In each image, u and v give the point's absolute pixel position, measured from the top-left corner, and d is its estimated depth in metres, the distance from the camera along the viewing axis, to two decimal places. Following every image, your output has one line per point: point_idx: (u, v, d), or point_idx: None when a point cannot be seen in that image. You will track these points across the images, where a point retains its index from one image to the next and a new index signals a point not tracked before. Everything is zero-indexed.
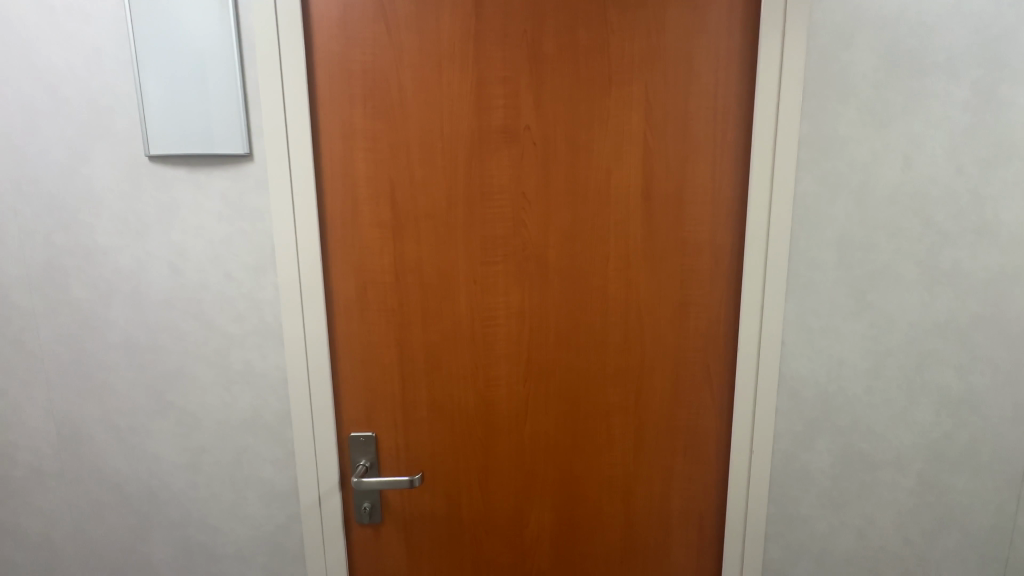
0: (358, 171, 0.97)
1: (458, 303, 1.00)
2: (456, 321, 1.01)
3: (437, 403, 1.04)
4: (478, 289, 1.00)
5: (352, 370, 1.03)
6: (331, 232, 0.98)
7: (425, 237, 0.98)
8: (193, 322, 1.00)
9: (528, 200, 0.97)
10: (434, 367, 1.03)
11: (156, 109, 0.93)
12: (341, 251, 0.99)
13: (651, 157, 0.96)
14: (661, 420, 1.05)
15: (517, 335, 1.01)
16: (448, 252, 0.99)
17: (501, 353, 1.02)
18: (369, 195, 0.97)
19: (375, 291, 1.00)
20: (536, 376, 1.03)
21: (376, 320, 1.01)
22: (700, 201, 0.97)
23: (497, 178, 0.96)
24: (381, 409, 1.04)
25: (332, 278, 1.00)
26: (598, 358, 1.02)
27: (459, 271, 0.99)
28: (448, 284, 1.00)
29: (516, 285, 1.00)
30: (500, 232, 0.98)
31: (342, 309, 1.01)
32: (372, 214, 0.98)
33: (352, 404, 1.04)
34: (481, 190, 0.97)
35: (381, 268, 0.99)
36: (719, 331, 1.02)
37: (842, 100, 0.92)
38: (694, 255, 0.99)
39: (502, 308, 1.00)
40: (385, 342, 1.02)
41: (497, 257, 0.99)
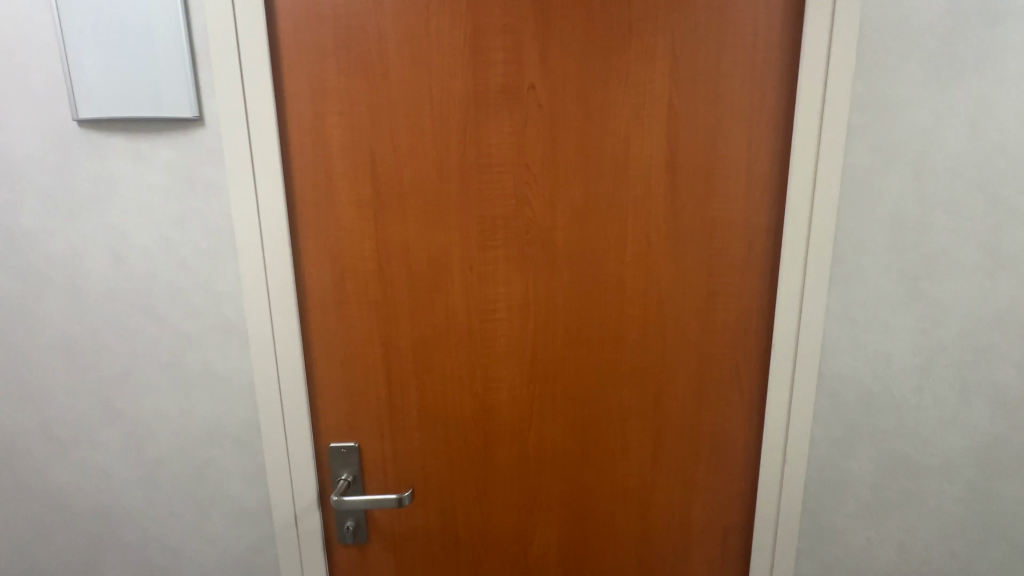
0: (330, 138, 0.82)
1: (452, 294, 0.87)
2: (449, 315, 0.87)
3: (429, 408, 0.91)
4: (475, 278, 0.86)
5: (330, 372, 0.89)
6: (302, 212, 0.84)
7: (413, 217, 0.84)
8: (141, 318, 0.85)
9: (533, 173, 0.83)
10: (426, 368, 0.89)
11: (85, 63, 0.77)
12: (313, 235, 0.84)
13: (676, 122, 0.82)
14: (682, 425, 0.93)
15: (519, 331, 0.88)
16: (439, 234, 0.84)
17: (502, 351, 0.89)
18: (345, 166, 0.82)
19: (355, 281, 0.86)
20: (542, 376, 0.90)
21: (358, 315, 0.87)
22: (733, 175, 0.84)
23: (497, 148, 0.82)
24: (364, 416, 0.91)
25: (304, 265, 0.85)
26: (613, 355, 0.89)
27: (453, 257, 0.85)
28: (440, 273, 0.86)
29: (519, 272, 0.86)
30: (500, 211, 0.84)
31: (316, 301, 0.87)
32: (349, 191, 0.83)
33: (330, 410, 0.91)
34: (477, 162, 0.82)
35: (360, 255, 0.85)
36: (750, 324, 0.89)
37: (902, 53, 0.78)
38: (724, 238, 0.86)
39: (503, 300, 0.87)
40: (367, 340, 0.88)
41: (497, 241, 0.85)
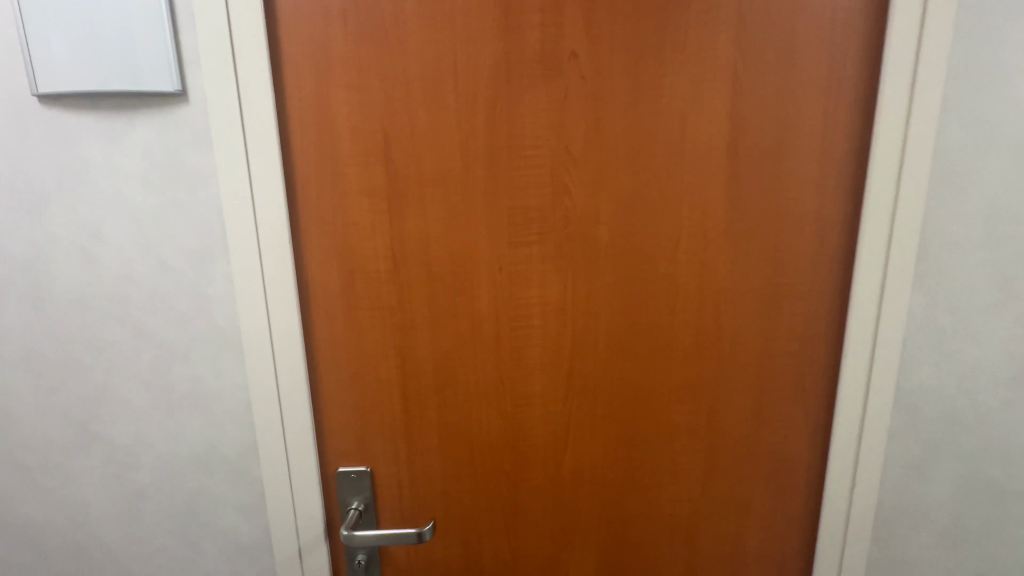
0: (336, 117, 0.70)
1: (479, 299, 0.75)
2: (475, 323, 0.76)
3: (450, 428, 0.80)
4: (505, 280, 0.74)
5: (338, 388, 0.78)
6: (304, 204, 0.72)
7: (432, 210, 0.72)
8: (118, 328, 0.74)
9: (573, 158, 0.71)
10: (448, 384, 0.78)
11: (42, 27, 0.65)
12: (317, 230, 0.73)
13: (740, 98, 0.70)
14: (737, 444, 0.82)
15: (555, 340, 0.77)
16: (463, 230, 0.73)
17: (535, 363, 0.77)
18: (353, 150, 0.70)
19: (366, 284, 0.74)
20: (581, 391, 0.79)
21: (369, 323, 0.76)
22: (804, 159, 0.72)
23: (531, 128, 0.70)
24: (377, 437, 0.80)
25: (307, 265, 0.74)
26: (661, 367, 0.78)
27: (479, 256, 0.74)
28: (464, 275, 0.74)
29: (555, 273, 0.74)
30: (534, 202, 0.72)
31: (321, 307, 0.75)
32: (358, 179, 0.71)
33: (338, 430, 0.80)
34: (508, 145, 0.71)
35: (372, 254, 0.73)
36: (818, 330, 0.78)
37: (1009, 14, 0.66)
38: (792, 232, 0.74)
39: (536, 305, 0.75)
40: (380, 351, 0.77)
41: (531, 237, 0.73)
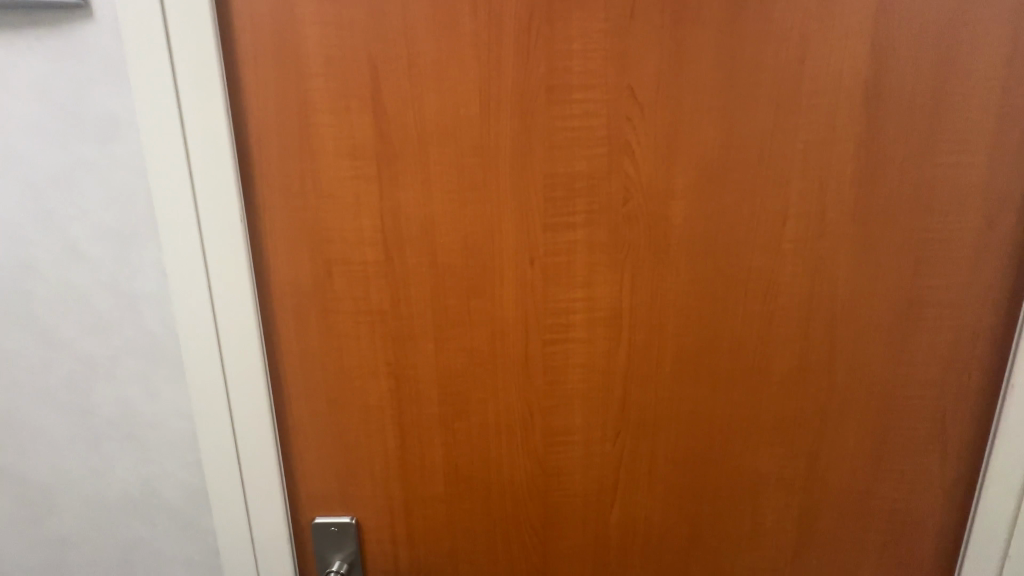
0: (303, 40, 0.49)
1: (502, 301, 0.55)
2: (497, 333, 0.56)
3: (461, 471, 0.60)
4: (539, 275, 0.54)
5: (312, 417, 0.58)
6: (261, 167, 0.52)
7: (439, 175, 0.52)
8: (17, 334, 0.55)
9: (641, 104, 0.50)
10: (458, 413, 0.58)
11: None
12: (280, 204, 0.52)
13: (888, 16, 0.48)
14: (846, 501, 0.61)
15: (604, 357, 0.57)
16: (481, 205, 0.52)
17: (576, 388, 0.57)
18: (327, 88, 0.50)
19: (347, 279, 0.54)
20: (637, 426, 0.59)
21: (353, 331, 0.56)
22: (973, 107, 0.50)
23: (581, 59, 0.49)
24: (364, 480, 0.60)
25: (268, 253, 0.54)
26: (749, 396, 0.58)
27: (504, 242, 0.53)
28: (482, 268, 0.54)
29: (608, 268, 0.54)
30: (582, 166, 0.51)
31: (288, 309, 0.55)
32: (334, 131, 0.51)
33: (313, 472, 0.60)
34: (548, 83, 0.49)
35: (355, 238, 0.53)
36: (972, 351, 0.56)
37: None
38: (947, 213, 0.52)
39: (580, 311, 0.55)
40: (369, 369, 0.57)
41: (576, 217, 0.53)
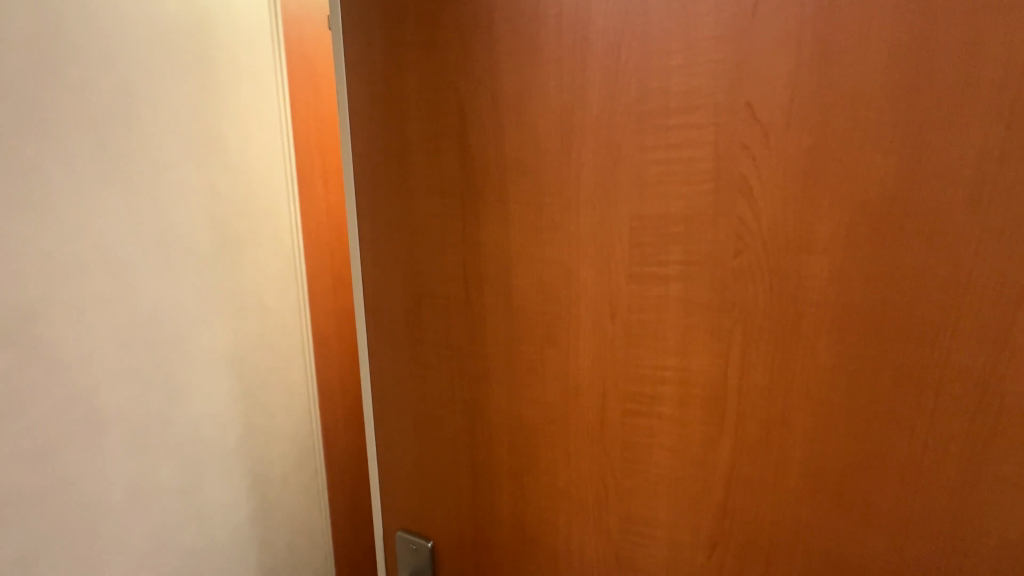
0: (404, 88, 0.52)
1: (577, 355, 0.48)
2: (569, 391, 0.49)
3: (528, 528, 0.55)
4: (620, 332, 0.46)
5: (398, 436, 0.62)
6: (369, 204, 0.56)
7: (518, 215, 0.49)
8: None
9: (763, 128, 0.38)
10: (527, 467, 0.54)
11: None
12: (382, 237, 0.57)
13: None
14: None
15: (699, 445, 0.44)
16: (558, 248, 0.47)
17: (660, 473, 0.47)
18: (422, 131, 0.52)
19: (431, 312, 0.56)
20: (742, 544, 0.44)
21: (435, 364, 0.57)
22: None
23: (681, 80, 0.40)
24: (438, 507, 0.61)
25: (372, 280, 0.59)
26: (933, 553, 0.38)
27: (580, 290, 0.47)
28: (556, 315, 0.49)
29: (709, 335, 0.42)
30: (677, 208, 0.42)
31: (385, 333, 0.59)
32: (426, 172, 0.52)
33: (397, 486, 0.63)
34: (639, 111, 0.42)
35: (438, 273, 0.54)
36: None
37: None
38: None
39: (669, 383, 0.45)
40: (446, 401, 0.57)
41: (668, 270, 0.43)
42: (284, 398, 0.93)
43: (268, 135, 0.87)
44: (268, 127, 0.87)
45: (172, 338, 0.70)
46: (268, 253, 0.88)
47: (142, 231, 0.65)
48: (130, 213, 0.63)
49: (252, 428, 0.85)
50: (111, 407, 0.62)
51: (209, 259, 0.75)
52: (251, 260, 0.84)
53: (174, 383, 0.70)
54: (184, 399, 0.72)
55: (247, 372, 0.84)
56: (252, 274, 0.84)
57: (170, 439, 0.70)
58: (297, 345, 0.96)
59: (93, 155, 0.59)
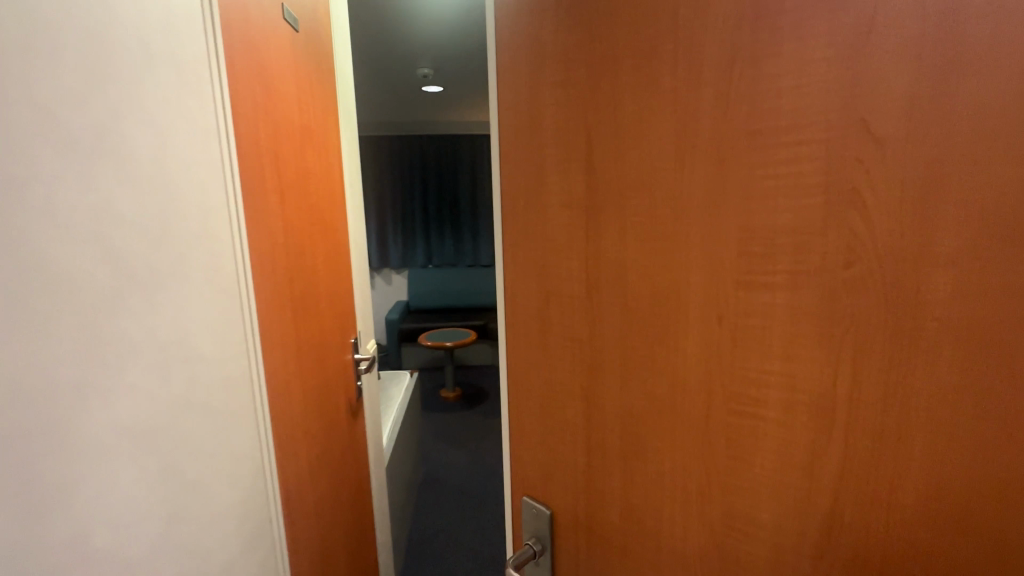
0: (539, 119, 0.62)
1: (685, 354, 0.53)
2: (676, 386, 0.54)
3: (635, 510, 0.61)
4: (727, 335, 0.49)
5: (526, 415, 0.72)
6: (510, 217, 0.68)
7: (635, 226, 0.55)
8: None
9: (877, 142, 0.38)
10: (635, 453, 0.59)
11: None
12: (520, 245, 0.68)
13: None
14: None
15: (804, 450, 0.45)
16: (669, 256, 0.52)
17: (764, 473, 0.49)
18: (555, 157, 0.61)
19: (557, 308, 0.65)
20: (850, 554, 0.44)
21: (559, 354, 0.66)
22: None
23: (792, 100, 0.42)
24: (558, 481, 0.70)
25: (510, 281, 0.70)
26: None
27: (688, 295, 0.51)
28: (665, 316, 0.54)
29: (816, 342, 0.43)
30: (784, 219, 0.44)
31: (519, 326, 0.70)
32: (555, 190, 0.62)
33: (524, 458, 0.74)
34: (748, 130, 0.45)
35: (564, 275, 0.63)
36: None
37: None
38: None
39: (774, 385, 0.47)
40: (567, 386, 0.66)
41: (775, 277, 0.45)
42: (230, 428, 0.75)
43: (171, 91, 0.64)
44: (172, 84, 0.64)
45: (138, 378, 0.56)
46: (194, 252, 0.68)
47: (83, 257, 0.49)
48: (70, 247, 0.47)
49: (214, 478, 0.71)
50: (117, 453, 0.52)
51: (131, 289, 0.55)
52: (194, 280, 0.68)
53: (150, 429, 0.58)
54: (167, 436, 0.60)
55: (206, 395, 0.70)
56: (182, 307, 0.65)
57: (173, 494, 0.61)
58: (225, 374, 0.75)
59: (82, 184, 0.49)
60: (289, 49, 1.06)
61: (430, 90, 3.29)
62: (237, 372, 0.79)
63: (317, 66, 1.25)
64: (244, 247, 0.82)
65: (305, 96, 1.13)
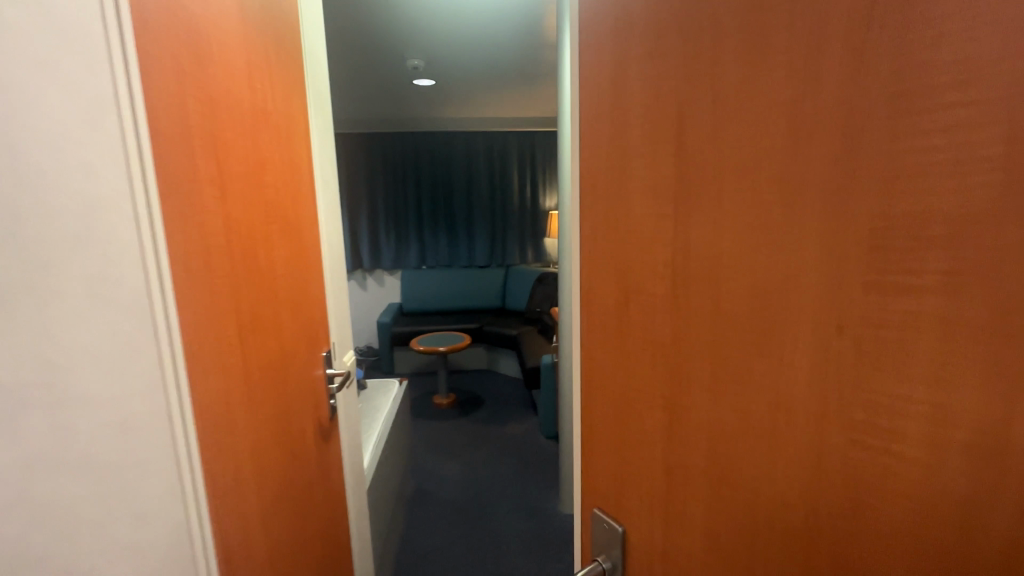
0: (627, 100, 0.56)
1: (794, 374, 0.44)
2: (781, 414, 0.45)
3: (721, 541, 0.53)
4: (848, 350, 0.40)
5: (600, 420, 0.67)
6: (589, 208, 0.63)
7: (735, 216, 0.47)
8: None
9: None
10: (723, 477, 0.52)
11: None
12: (600, 236, 0.62)
13: None
14: None
15: (956, 501, 0.35)
16: (776, 249, 0.44)
17: (892, 523, 0.39)
18: (640, 143, 0.55)
19: (636, 309, 0.59)
20: None
21: (638, 357, 0.60)
22: None
23: (956, 52, 0.32)
24: (631, 496, 0.64)
25: (589, 275, 0.65)
26: None
27: (799, 304, 0.43)
28: (765, 325, 0.46)
29: (979, 363, 0.33)
30: (942, 205, 0.34)
31: (596, 324, 0.65)
32: (641, 180, 0.56)
33: (597, 467, 0.69)
34: (891, 93, 0.35)
35: (648, 272, 0.57)
36: None
37: None
38: None
39: (912, 413, 0.37)
40: (645, 396, 0.59)
41: (920, 278, 0.36)
42: (134, 463, 0.57)
43: (71, 73, 0.51)
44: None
45: None
46: (57, 252, 0.49)
47: None
48: None
49: (104, 534, 0.53)
50: None
51: None
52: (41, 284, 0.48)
53: None
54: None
55: (70, 434, 0.50)
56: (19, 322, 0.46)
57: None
58: (118, 423, 0.55)
59: None
60: (238, 23, 0.84)
61: (423, 83, 3.58)
62: (130, 423, 0.57)
63: (276, 46, 1.01)
64: (154, 232, 0.61)
65: (260, 85, 0.91)
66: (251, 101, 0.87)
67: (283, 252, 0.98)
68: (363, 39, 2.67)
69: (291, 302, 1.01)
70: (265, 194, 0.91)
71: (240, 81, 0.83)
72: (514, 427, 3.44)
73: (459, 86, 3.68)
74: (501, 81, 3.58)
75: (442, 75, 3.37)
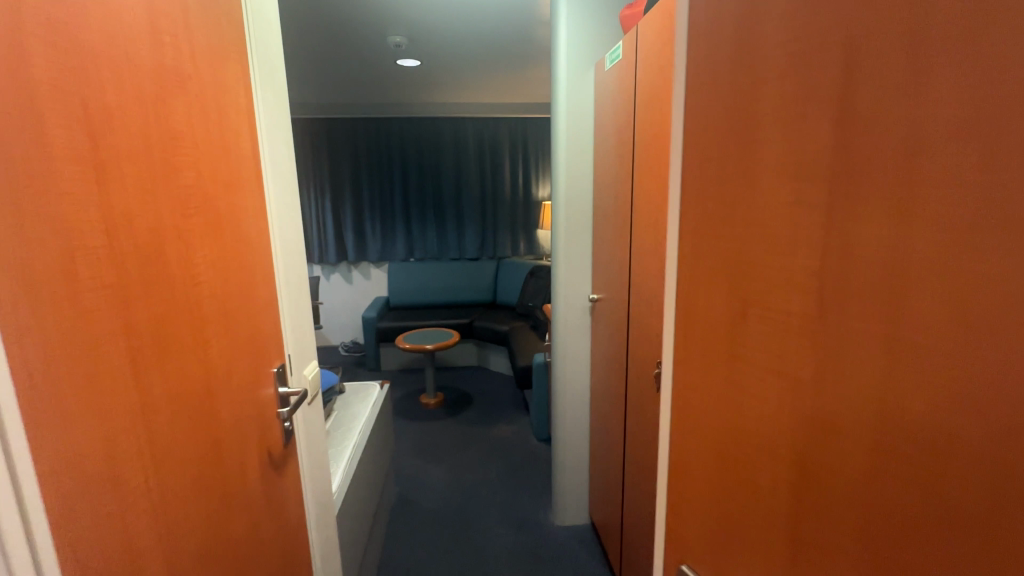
0: (757, 103, 0.56)
1: (878, 412, 0.46)
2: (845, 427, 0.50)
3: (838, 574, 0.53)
4: (978, 391, 0.39)
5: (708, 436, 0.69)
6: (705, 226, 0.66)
7: (875, 238, 0.45)
8: None
9: None
10: (840, 511, 0.51)
11: None
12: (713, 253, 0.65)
13: None
14: None
15: None
16: (908, 281, 0.43)
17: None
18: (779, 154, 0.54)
19: (758, 317, 0.59)
20: None
21: (748, 376, 0.61)
22: None
23: None
24: (742, 517, 0.64)
25: (700, 292, 0.68)
26: None
27: (913, 335, 0.43)
28: (876, 374, 0.47)
29: None
30: None
31: (705, 340, 0.67)
32: (777, 174, 0.54)
33: (705, 484, 0.70)
34: None
35: (782, 282, 0.55)
36: None
37: None
38: None
39: None
40: (754, 394, 0.60)
41: None
42: None
43: None
44: None
45: None
46: None
47: None
48: None
49: None
50: None
51: None
52: None
53: None
54: None
55: None
56: None
57: None
58: None
59: None
60: None
61: (408, 64, 3.33)
62: None
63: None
64: None
65: (168, 38, 0.70)
66: (153, 59, 0.66)
67: (208, 251, 0.78)
68: (341, 10, 2.44)
69: (219, 313, 0.81)
70: (181, 179, 0.71)
71: (136, 30, 0.63)
72: (503, 428, 3.26)
73: (444, 67, 3.44)
74: (488, 61, 3.33)
75: (425, 54, 3.13)
